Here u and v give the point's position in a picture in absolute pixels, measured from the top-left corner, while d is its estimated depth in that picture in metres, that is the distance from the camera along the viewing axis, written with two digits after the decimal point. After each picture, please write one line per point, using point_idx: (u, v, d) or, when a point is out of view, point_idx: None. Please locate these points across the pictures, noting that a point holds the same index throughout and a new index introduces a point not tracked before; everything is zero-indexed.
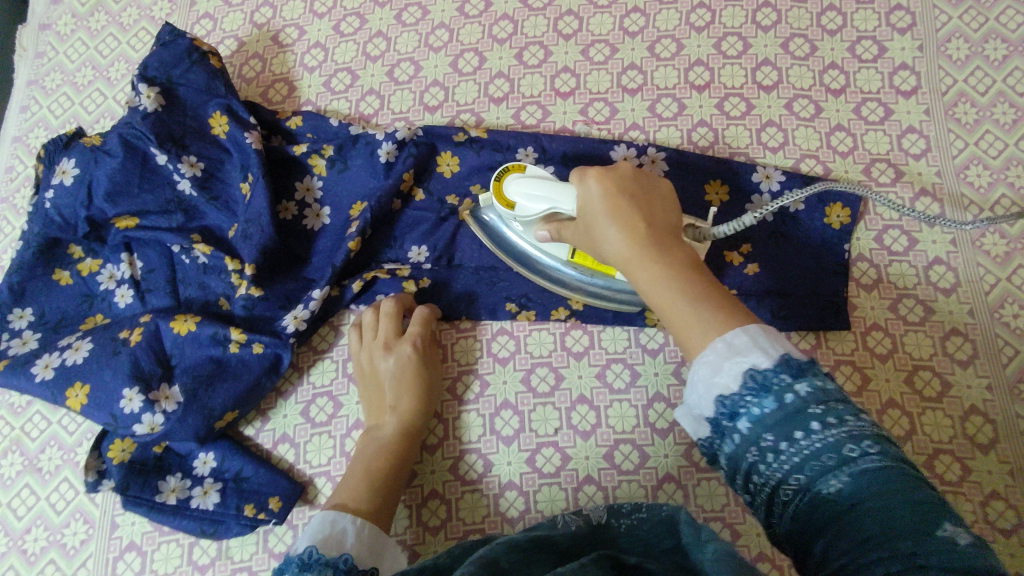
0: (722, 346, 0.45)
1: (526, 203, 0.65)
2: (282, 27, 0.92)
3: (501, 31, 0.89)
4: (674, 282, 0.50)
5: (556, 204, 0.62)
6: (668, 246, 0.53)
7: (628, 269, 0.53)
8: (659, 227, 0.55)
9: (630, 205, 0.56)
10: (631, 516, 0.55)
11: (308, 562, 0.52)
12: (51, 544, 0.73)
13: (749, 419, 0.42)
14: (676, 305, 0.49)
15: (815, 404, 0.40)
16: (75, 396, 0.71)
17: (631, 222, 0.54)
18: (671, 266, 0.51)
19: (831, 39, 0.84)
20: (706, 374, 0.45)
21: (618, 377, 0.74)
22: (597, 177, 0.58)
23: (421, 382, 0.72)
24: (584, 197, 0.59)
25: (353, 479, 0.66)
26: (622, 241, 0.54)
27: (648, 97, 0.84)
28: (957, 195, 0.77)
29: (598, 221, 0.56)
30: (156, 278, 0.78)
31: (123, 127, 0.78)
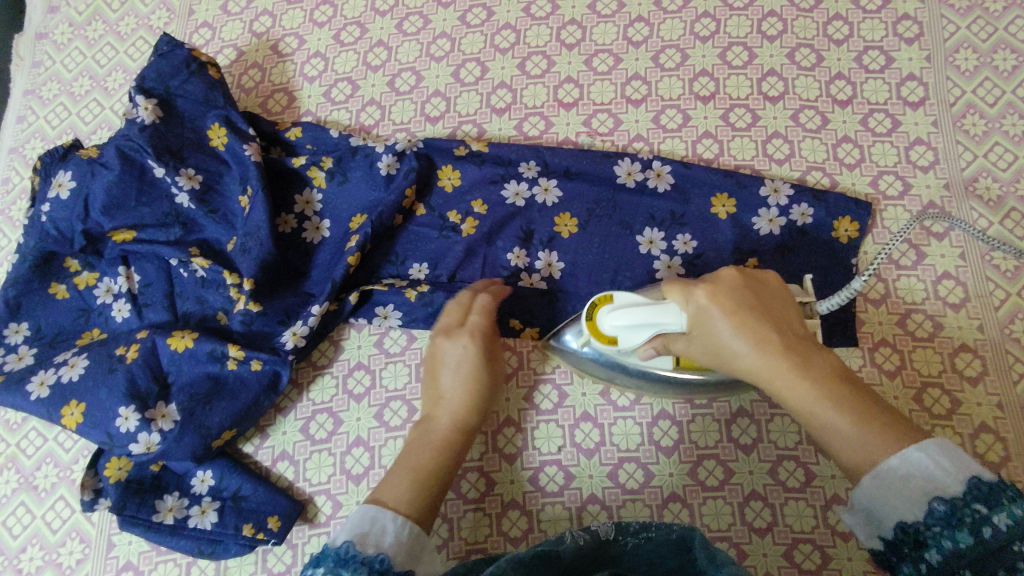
0: (901, 471, 0.44)
1: (625, 333, 0.60)
2: (282, 36, 0.91)
3: (503, 41, 0.87)
4: (823, 396, 0.49)
5: (659, 325, 0.58)
6: (807, 354, 0.52)
7: (767, 379, 0.52)
8: (789, 334, 0.54)
9: (752, 315, 0.54)
10: (637, 535, 0.53)
11: (345, 558, 0.45)
12: (47, 563, 0.72)
13: (941, 551, 0.40)
14: (841, 431, 0.47)
15: (1018, 541, 0.37)
16: (71, 414, 0.70)
17: (763, 332, 0.53)
18: (817, 381, 0.50)
19: (837, 49, 0.83)
20: (894, 508, 0.43)
21: (623, 394, 0.73)
22: (702, 292, 0.56)
23: (483, 368, 0.66)
24: (691, 313, 0.56)
25: (404, 474, 0.58)
26: (755, 355, 0.52)
27: (652, 108, 0.83)
28: (966, 208, 0.76)
29: (722, 338, 0.54)
30: (154, 293, 0.77)
31: (120, 139, 0.77)
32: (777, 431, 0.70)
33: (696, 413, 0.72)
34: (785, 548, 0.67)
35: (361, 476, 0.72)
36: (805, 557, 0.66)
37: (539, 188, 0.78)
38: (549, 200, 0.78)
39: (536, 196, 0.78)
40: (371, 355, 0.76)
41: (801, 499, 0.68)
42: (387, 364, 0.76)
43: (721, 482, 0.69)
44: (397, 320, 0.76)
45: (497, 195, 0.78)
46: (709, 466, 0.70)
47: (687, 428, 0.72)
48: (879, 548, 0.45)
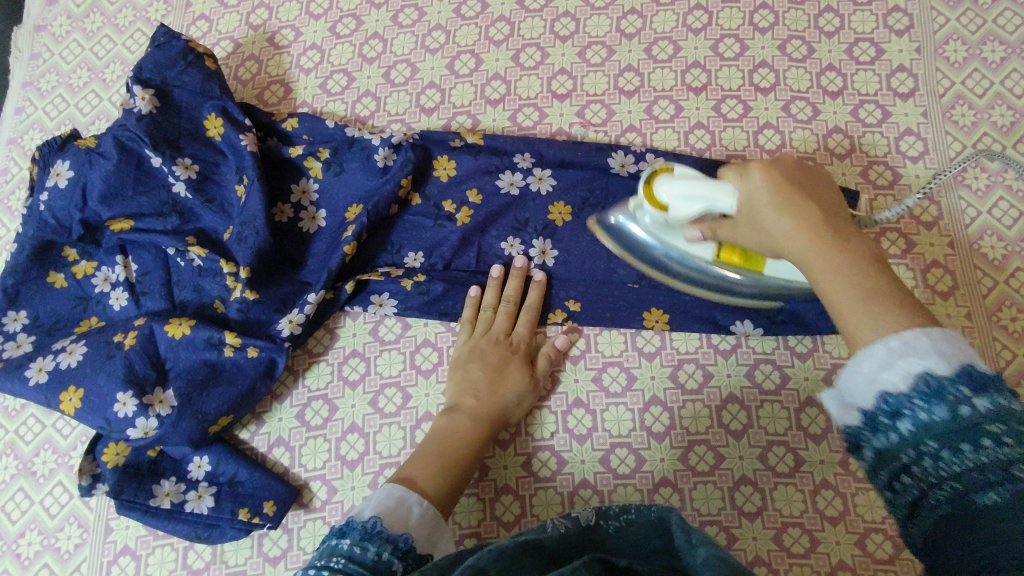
0: (894, 344, 0.39)
1: (680, 204, 0.63)
2: (278, 28, 0.92)
3: (497, 33, 0.88)
4: (850, 265, 0.46)
5: (710, 201, 0.59)
6: (848, 235, 0.48)
7: (806, 259, 0.49)
8: (830, 211, 0.51)
9: (800, 194, 0.51)
10: (619, 517, 0.52)
11: (371, 533, 0.51)
12: (45, 548, 0.73)
13: (914, 420, 0.36)
14: (846, 296, 0.44)
15: (995, 422, 0.34)
16: (69, 400, 0.71)
17: (802, 206, 0.50)
18: (852, 254, 0.47)
19: (828, 41, 0.84)
20: (868, 376, 0.39)
21: (615, 381, 0.74)
22: (759, 167, 0.54)
23: (523, 379, 0.72)
24: (745, 191, 0.54)
25: (427, 455, 0.65)
26: (793, 226, 0.50)
27: (645, 99, 0.84)
28: (955, 197, 0.77)
29: (760, 212, 0.53)
30: (152, 281, 0.78)
31: (118, 129, 0.78)
32: (767, 417, 0.71)
33: (687, 399, 0.73)
34: (774, 532, 0.67)
35: (356, 462, 0.73)
36: (795, 541, 0.67)
37: (533, 178, 0.79)
38: (542, 190, 0.79)
39: (530, 186, 0.79)
40: (366, 342, 0.77)
41: (790, 483, 0.69)
42: (382, 352, 0.77)
43: (711, 467, 0.70)
44: (392, 308, 0.77)
45: (492, 185, 0.79)
46: (700, 451, 0.71)
47: (678, 413, 0.72)
48: (852, 421, 0.39)
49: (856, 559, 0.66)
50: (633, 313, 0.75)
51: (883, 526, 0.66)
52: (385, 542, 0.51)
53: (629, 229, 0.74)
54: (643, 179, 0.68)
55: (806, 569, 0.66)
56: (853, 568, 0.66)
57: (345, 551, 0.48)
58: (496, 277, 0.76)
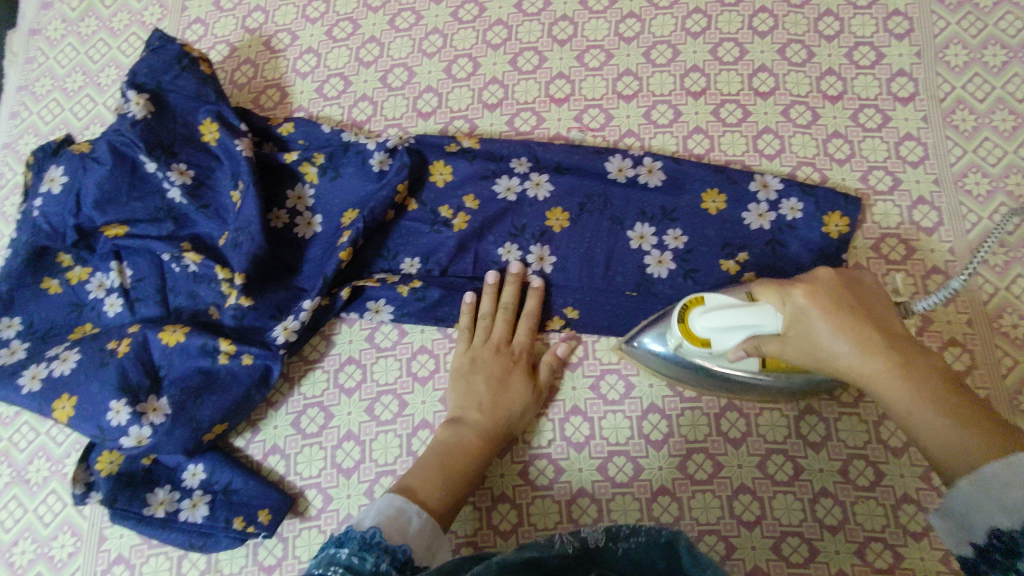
0: (1003, 470, 0.42)
1: (718, 336, 0.59)
2: (275, 32, 0.91)
3: (495, 37, 0.88)
4: (922, 392, 0.49)
5: (753, 325, 0.57)
6: (914, 357, 0.51)
7: (871, 383, 0.52)
8: (888, 330, 0.54)
9: (855, 316, 0.54)
10: (626, 539, 0.51)
11: (370, 543, 0.50)
12: (39, 557, 0.72)
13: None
14: (939, 434, 0.47)
15: None
16: (62, 408, 0.70)
17: (859, 329, 0.53)
18: (923, 380, 0.50)
19: (828, 45, 0.84)
20: (985, 513, 0.42)
21: (612, 388, 0.74)
22: (803, 292, 0.55)
23: (525, 389, 0.71)
24: (790, 314, 0.56)
25: (430, 469, 0.65)
26: (856, 354, 0.52)
27: (643, 104, 0.83)
28: (955, 202, 0.76)
29: (817, 338, 0.54)
30: (146, 288, 0.77)
31: (112, 135, 0.78)
32: (766, 425, 0.71)
33: (686, 407, 0.72)
34: (773, 541, 0.67)
35: (352, 470, 0.72)
36: (794, 550, 0.67)
37: (530, 183, 0.79)
38: (540, 195, 0.78)
39: (527, 191, 0.78)
40: (362, 349, 0.77)
41: (789, 492, 0.68)
42: (378, 359, 0.76)
43: (710, 475, 0.70)
44: (389, 314, 0.77)
45: (489, 190, 0.79)
46: (699, 460, 0.70)
47: (677, 421, 0.72)
48: (970, 553, 0.44)
49: (856, 569, 0.65)
50: (632, 320, 0.74)
51: (883, 536, 0.66)
52: (383, 552, 0.50)
53: (654, 350, 0.69)
54: (675, 315, 0.64)
55: None
56: None
57: (343, 560, 0.48)
58: (491, 284, 0.75)
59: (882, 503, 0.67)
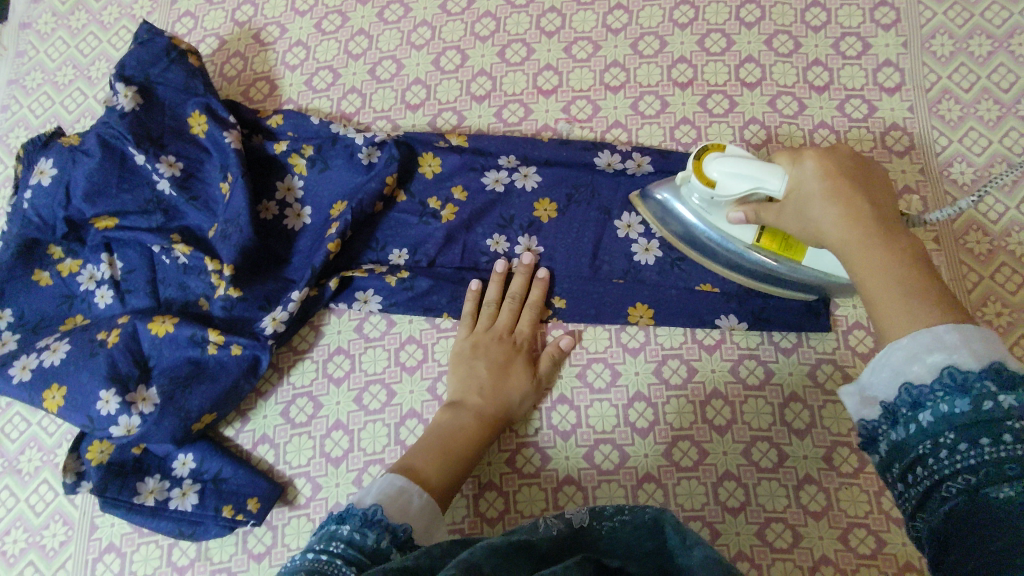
0: (928, 339, 0.41)
1: (725, 181, 0.60)
2: (264, 25, 0.91)
3: (483, 29, 0.88)
4: (896, 258, 0.47)
5: (758, 182, 0.57)
6: (893, 228, 0.49)
7: (846, 250, 0.50)
8: (886, 211, 0.51)
9: (849, 184, 0.52)
10: (612, 518, 0.51)
11: (372, 520, 0.51)
12: (31, 545, 0.73)
13: (935, 412, 0.39)
14: (885, 290, 0.46)
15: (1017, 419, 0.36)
16: (53, 397, 0.71)
17: (852, 199, 0.51)
18: (891, 247, 0.48)
19: (815, 35, 0.84)
20: (891, 372, 0.42)
21: (599, 376, 0.74)
22: (813, 158, 0.54)
23: (526, 377, 0.72)
24: (795, 177, 0.55)
25: (430, 449, 0.66)
26: (839, 219, 0.51)
27: (630, 95, 0.84)
28: (940, 192, 0.77)
29: (810, 202, 0.53)
30: (136, 279, 0.77)
31: (101, 127, 0.78)
32: (751, 413, 0.71)
33: (672, 395, 0.73)
34: (758, 527, 0.68)
35: (340, 458, 0.73)
36: (778, 536, 0.67)
37: (518, 175, 0.79)
38: (528, 186, 0.78)
39: (516, 183, 0.79)
40: (351, 339, 0.77)
41: (774, 479, 0.69)
42: (367, 349, 0.77)
43: (695, 462, 0.70)
44: (377, 305, 0.77)
45: (477, 182, 0.79)
46: (685, 447, 0.71)
47: (663, 409, 0.72)
48: (871, 418, 0.42)
49: (839, 554, 0.66)
50: (618, 310, 0.75)
51: (866, 522, 0.66)
52: (384, 530, 0.51)
53: (672, 208, 0.71)
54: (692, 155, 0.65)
55: (790, 564, 0.66)
56: (836, 563, 0.66)
57: (345, 536, 0.48)
58: (500, 273, 0.76)
59: (865, 490, 0.67)
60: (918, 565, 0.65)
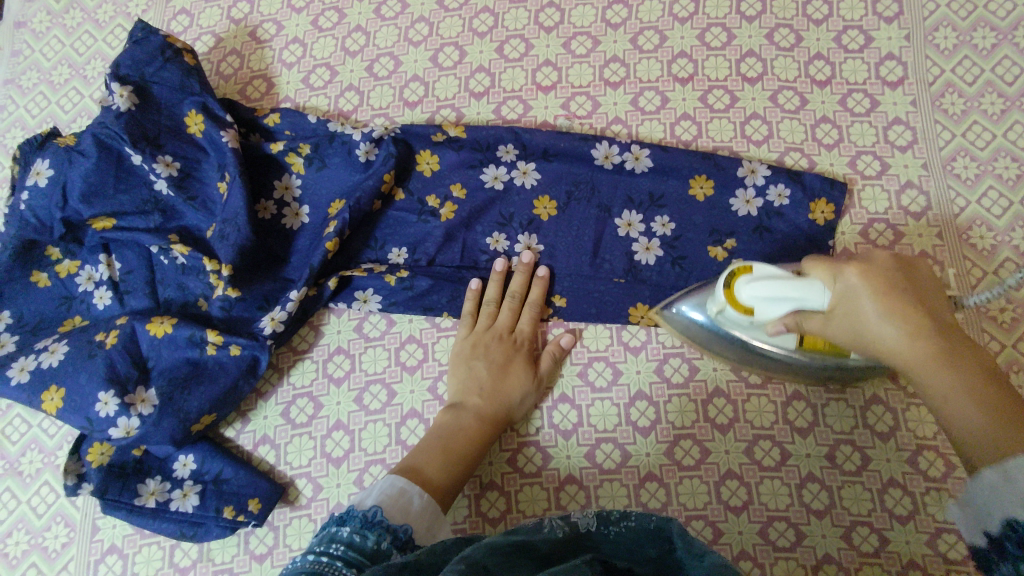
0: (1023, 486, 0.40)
1: (763, 306, 0.58)
2: (260, 22, 0.91)
3: (482, 24, 0.87)
4: (963, 381, 0.48)
5: (800, 301, 0.56)
6: (953, 339, 0.51)
7: (908, 366, 0.51)
8: (948, 329, 0.52)
9: (907, 298, 0.52)
10: (619, 523, 0.51)
11: (372, 521, 0.51)
12: (33, 547, 0.73)
13: None
14: (972, 426, 0.46)
15: None
16: (51, 399, 0.71)
17: (912, 318, 0.52)
18: (962, 373, 0.49)
19: (816, 29, 0.83)
20: (994, 497, 0.42)
21: (600, 375, 0.74)
22: (855, 270, 0.54)
23: (527, 377, 0.72)
24: (839, 291, 0.54)
25: (432, 450, 0.66)
26: (903, 337, 0.51)
27: (630, 90, 0.83)
28: (944, 187, 0.76)
29: (864, 319, 0.53)
30: (134, 280, 0.77)
31: (97, 127, 0.77)
32: (753, 411, 0.71)
33: (673, 393, 0.72)
34: (760, 526, 0.67)
35: (341, 459, 0.73)
36: (780, 535, 0.67)
37: (517, 172, 0.78)
38: (527, 183, 0.78)
39: (514, 180, 0.78)
40: (351, 339, 0.77)
41: (776, 477, 0.69)
42: (367, 349, 0.76)
43: (697, 461, 0.70)
44: (376, 304, 0.77)
45: (476, 179, 0.78)
46: (686, 446, 0.71)
47: (664, 408, 0.72)
48: (983, 544, 0.42)
49: (842, 552, 0.66)
50: (619, 308, 0.74)
51: (869, 520, 0.66)
52: (386, 531, 0.51)
53: (693, 318, 0.68)
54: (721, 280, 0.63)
55: (793, 562, 0.66)
56: (840, 561, 0.65)
57: (345, 538, 0.48)
58: (499, 272, 0.75)
59: (868, 487, 0.67)
60: (921, 564, 0.64)
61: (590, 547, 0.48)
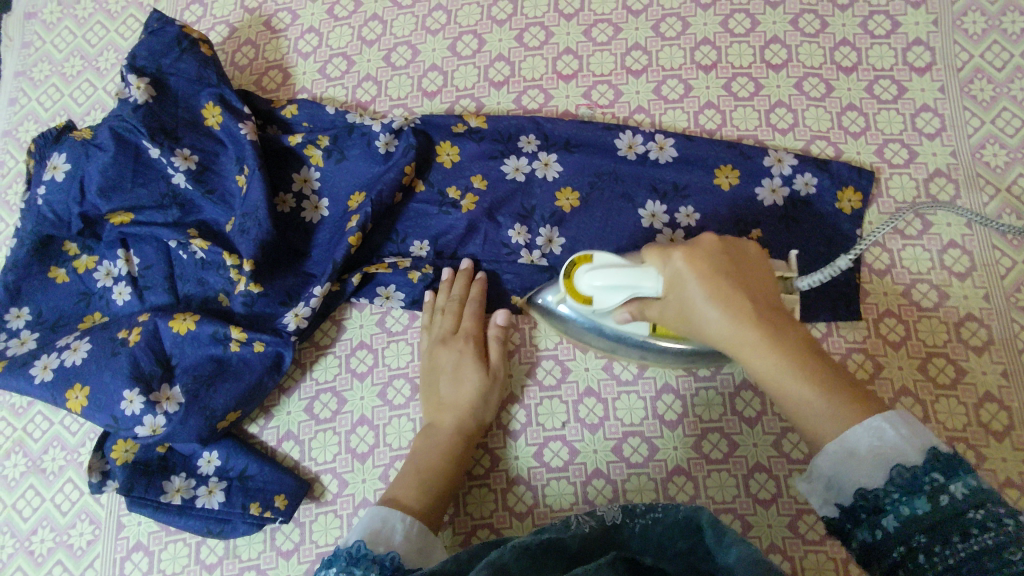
0: (872, 442, 0.45)
1: (600, 295, 0.59)
2: (274, 11, 0.89)
3: (500, 12, 0.86)
4: (802, 368, 0.48)
5: (634, 288, 0.56)
6: (780, 325, 0.50)
7: (740, 354, 0.50)
8: (765, 304, 0.51)
9: (726, 281, 0.51)
10: (643, 517, 0.51)
11: (357, 557, 0.51)
12: (58, 545, 0.73)
13: (898, 516, 0.41)
14: (803, 399, 0.48)
15: (974, 508, 0.39)
16: (75, 397, 0.70)
17: (734, 302, 0.50)
18: (787, 349, 0.48)
19: (842, 14, 0.81)
20: (852, 475, 0.45)
21: (625, 368, 0.73)
22: (682, 256, 0.53)
23: (479, 376, 0.70)
24: (670, 276, 0.54)
25: (408, 477, 0.65)
26: (727, 324, 0.50)
27: (653, 79, 0.82)
28: (973, 175, 0.75)
29: (690, 304, 0.52)
30: (154, 275, 0.76)
31: (114, 120, 0.76)
32: None
33: (700, 386, 0.72)
34: (789, 519, 0.67)
35: (366, 454, 0.72)
36: (810, 527, 0.66)
37: (539, 163, 0.77)
38: (549, 174, 0.77)
39: (536, 171, 0.77)
40: (373, 334, 0.76)
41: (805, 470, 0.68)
42: (390, 343, 0.76)
43: (725, 454, 0.70)
44: (400, 301, 0.76)
45: (497, 170, 0.77)
46: (714, 439, 0.70)
47: (691, 401, 0.72)
48: (836, 515, 0.47)
49: None
50: None
51: None
52: (373, 563, 0.50)
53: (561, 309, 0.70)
54: (562, 273, 0.63)
55: (823, 555, 0.66)
56: None
57: None
58: (445, 280, 0.75)
59: None
60: None
61: (617, 543, 0.50)
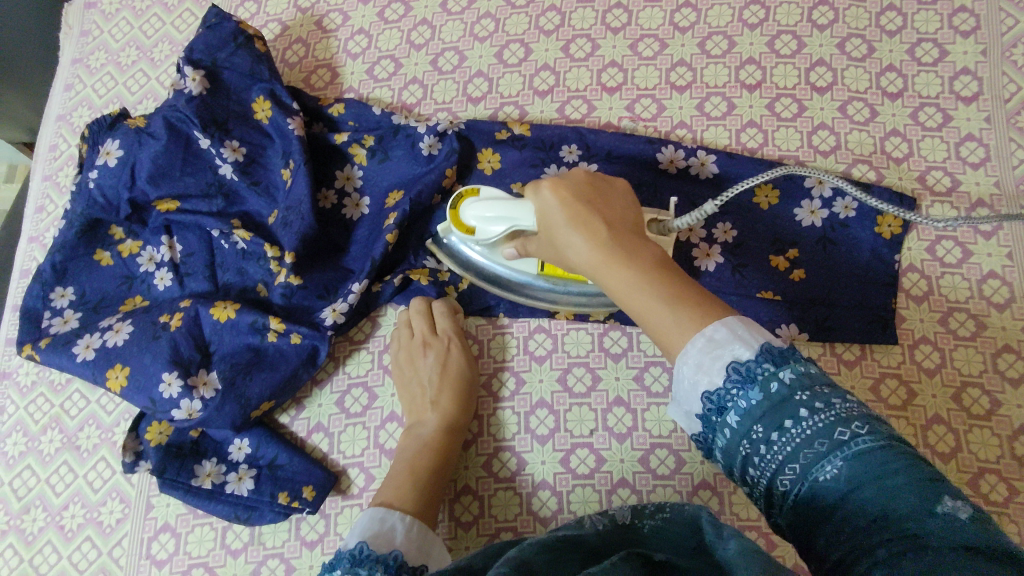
0: (703, 342, 0.46)
1: (484, 227, 0.66)
2: (326, 12, 0.91)
3: (549, 23, 0.87)
4: (643, 278, 0.51)
5: (512, 219, 0.64)
6: (637, 249, 0.53)
7: (599, 274, 0.54)
8: (620, 229, 0.55)
9: (588, 208, 0.55)
10: (653, 517, 0.52)
11: (360, 558, 0.52)
12: (88, 521, 0.74)
13: (738, 411, 0.43)
14: (647, 307, 0.50)
15: (801, 391, 0.42)
16: (115, 377, 0.72)
17: (592, 227, 0.54)
18: (635, 267, 0.52)
19: (890, 40, 0.82)
20: (693, 373, 0.46)
21: (656, 380, 0.73)
22: (548, 185, 0.58)
23: (456, 373, 0.73)
24: (540, 207, 0.58)
25: (399, 477, 0.66)
26: (587, 248, 0.54)
27: (696, 95, 0.82)
28: (1016, 207, 0.75)
29: (556, 229, 0.57)
30: (195, 263, 0.78)
31: (168, 110, 0.78)
32: None
33: None
34: None
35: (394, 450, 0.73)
36: None
37: None
38: None
39: None
40: None
41: None
42: None
43: None
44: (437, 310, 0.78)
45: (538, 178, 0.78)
46: None
47: None
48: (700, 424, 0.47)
49: None
50: None
51: None
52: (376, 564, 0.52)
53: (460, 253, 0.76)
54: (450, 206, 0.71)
55: None
56: None
57: None
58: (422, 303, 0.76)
59: None
60: None
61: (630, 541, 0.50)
